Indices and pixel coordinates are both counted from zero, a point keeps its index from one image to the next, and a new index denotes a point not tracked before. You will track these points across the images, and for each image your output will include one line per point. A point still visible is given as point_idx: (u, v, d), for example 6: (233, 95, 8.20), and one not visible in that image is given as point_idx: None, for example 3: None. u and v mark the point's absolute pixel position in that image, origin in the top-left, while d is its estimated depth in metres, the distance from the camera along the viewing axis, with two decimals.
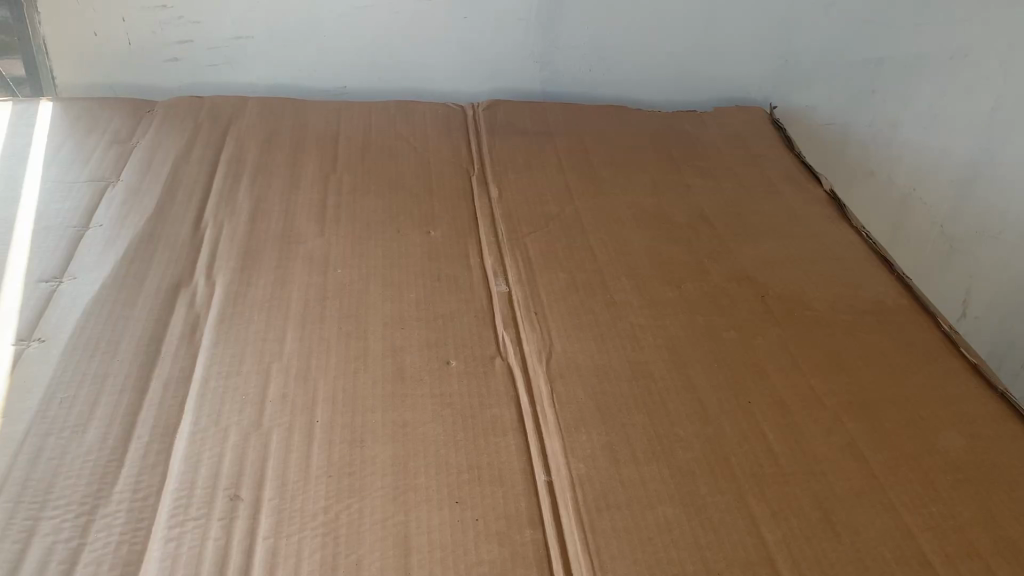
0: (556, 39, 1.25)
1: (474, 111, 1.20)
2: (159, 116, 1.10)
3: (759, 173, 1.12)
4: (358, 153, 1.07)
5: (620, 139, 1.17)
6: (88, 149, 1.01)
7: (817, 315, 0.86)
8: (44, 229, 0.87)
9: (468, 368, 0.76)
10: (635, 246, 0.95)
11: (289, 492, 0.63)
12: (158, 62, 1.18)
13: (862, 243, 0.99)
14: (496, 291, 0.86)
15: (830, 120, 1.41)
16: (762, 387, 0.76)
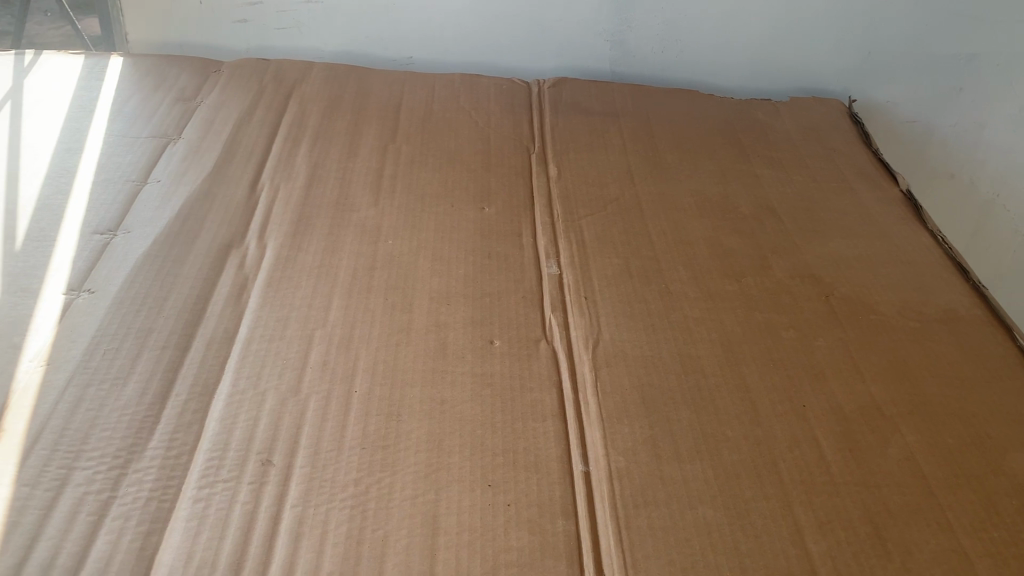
0: (629, 17, 1.21)
1: (540, 88, 1.18)
2: (225, 76, 1.10)
3: (832, 168, 1.07)
4: (418, 124, 1.06)
5: (689, 125, 1.13)
6: (152, 105, 1.02)
7: (883, 319, 0.81)
8: (104, 181, 0.88)
9: (512, 350, 0.74)
10: (694, 236, 0.91)
11: (321, 461, 0.62)
12: (229, 23, 1.18)
13: (937, 247, 0.94)
14: (547, 273, 0.84)
15: (912, 118, 1.34)
16: (818, 391, 0.72)
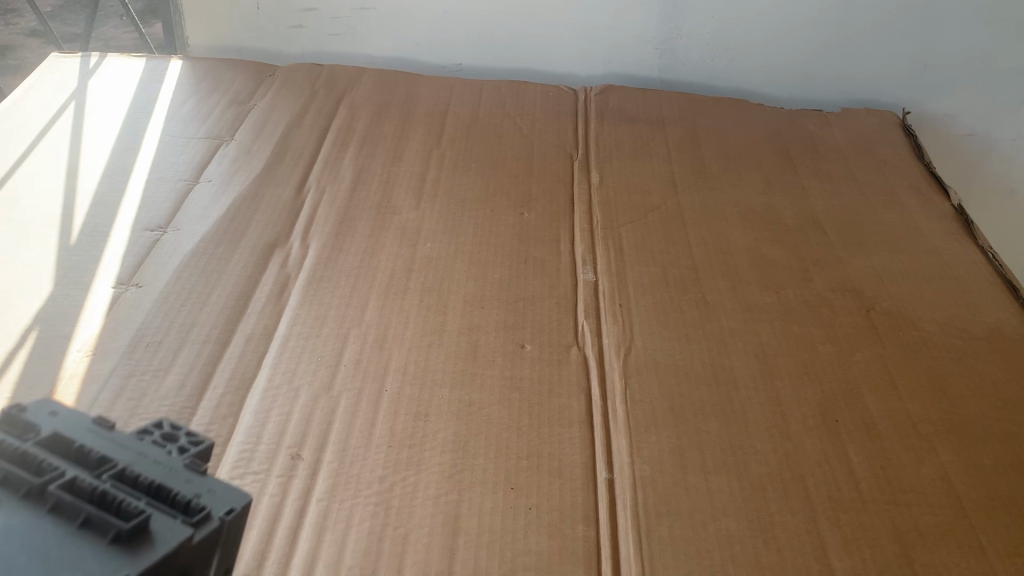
0: (678, 27, 1.18)
1: (586, 95, 1.17)
2: (278, 80, 1.13)
3: (882, 181, 1.05)
4: (464, 129, 1.07)
5: (736, 134, 1.12)
6: (208, 107, 1.05)
7: (925, 335, 0.80)
8: (157, 180, 0.91)
9: (543, 355, 0.74)
10: (735, 247, 0.91)
11: (348, 457, 0.63)
12: (284, 28, 1.20)
13: (987, 264, 0.91)
14: (582, 279, 0.84)
15: (969, 131, 1.26)
16: (853, 406, 0.71)
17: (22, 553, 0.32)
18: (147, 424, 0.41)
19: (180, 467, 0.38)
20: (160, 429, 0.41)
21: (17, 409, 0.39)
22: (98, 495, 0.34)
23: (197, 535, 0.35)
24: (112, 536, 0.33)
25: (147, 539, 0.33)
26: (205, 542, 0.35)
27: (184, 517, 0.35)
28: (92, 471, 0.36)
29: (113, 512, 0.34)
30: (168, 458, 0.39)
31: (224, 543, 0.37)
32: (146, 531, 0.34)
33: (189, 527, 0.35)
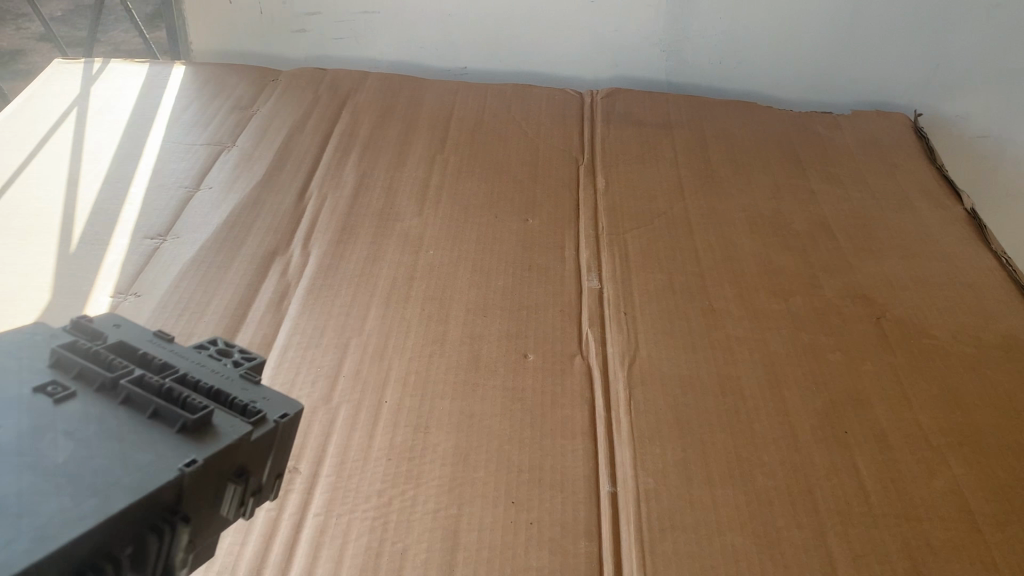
0: (686, 29, 1.16)
1: (593, 98, 1.16)
2: (282, 85, 1.12)
3: (893, 185, 1.03)
4: (468, 133, 1.06)
5: (745, 138, 1.10)
6: (210, 113, 1.05)
7: (937, 344, 0.78)
8: (158, 187, 0.90)
9: (546, 365, 0.73)
10: (743, 253, 0.89)
11: (346, 471, 0.62)
12: (288, 32, 1.19)
13: (1000, 270, 0.89)
14: (587, 287, 0.83)
15: (982, 133, 1.22)
16: (862, 416, 0.70)
17: (112, 421, 0.38)
18: (201, 344, 0.48)
19: (235, 377, 0.45)
20: (214, 346, 0.48)
21: (89, 320, 0.45)
22: (169, 389, 0.40)
23: (255, 429, 0.41)
24: (181, 423, 0.39)
25: (213, 428, 0.39)
26: (264, 438, 0.42)
27: (245, 413, 0.42)
28: (161, 372, 0.42)
29: (184, 403, 0.40)
30: (223, 368, 0.46)
31: (278, 447, 0.44)
32: (212, 421, 0.40)
33: (248, 421, 0.41)
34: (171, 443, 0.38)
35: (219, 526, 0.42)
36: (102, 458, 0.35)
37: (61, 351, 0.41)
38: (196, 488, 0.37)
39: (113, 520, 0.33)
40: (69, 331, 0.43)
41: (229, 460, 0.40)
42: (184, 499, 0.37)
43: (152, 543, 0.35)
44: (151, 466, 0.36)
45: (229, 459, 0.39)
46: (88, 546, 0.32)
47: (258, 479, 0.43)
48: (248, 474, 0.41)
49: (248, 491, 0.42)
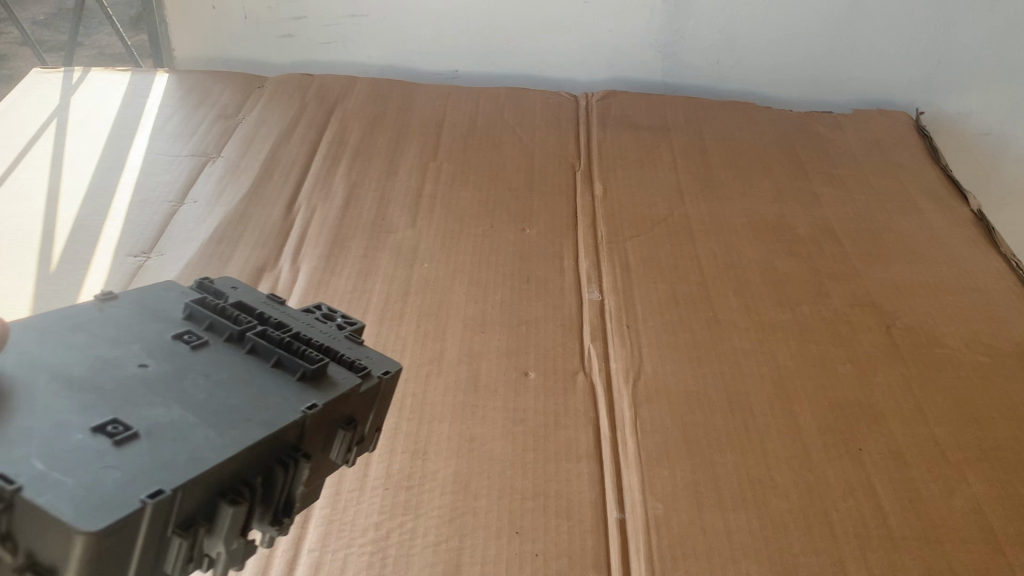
0: (682, 28, 1.13)
1: (588, 101, 1.13)
2: (268, 92, 1.09)
3: (897, 186, 1.01)
4: (461, 140, 1.03)
5: (744, 140, 1.07)
6: (195, 122, 1.02)
7: (950, 353, 0.75)
8: (142, 202, 0.87)
9: (548, 383, 0.70)
10: (746, 260, 0.87)
11: (342, 502, 0.59)
12: (273, 37, 1.15)
13: (1011, 273, 0.87)
14: (587, 299, 0.80)
15: (985, 130, 1.19)
16: (876, 432, 0.67)
17: (236, 367, 0.40)
18: (307, 306, 0.50)
19: (340, 339, 0.48)
20: (319, 310, 0.51)
21: (208, 281, 0.48)
22: (287, 343, 0.42)
23: (361, 383, 0.43)
24: (299, 373, 0.40)
25: (325, 380, 0.41)
26: (369, 392, 0.43)
27: (352, 368, 0.43)
28: (275, 328, 0.45)
29: (299, 355, 0.42)
30: (331, 330, 0.48)
31: (382, 401, 0.46)
32: (324, 375, 0.41)
33: (356, 376, 0.43)
34: (289, 390, 0.39)
35: (325, 474, 0.43)
36: (226, 402, 0.37)
37: (187, 306, 0.43)
38: (315, 432, 0.39)
39: (244, 455, 0.35)
40: (193, 291, 0.46)
41: (342, 407, 0.42)
42: (301, 442, 0.39)
43: (272, 481, 0.37)
44: (269, 411, 0.37)
45: (341, 407, 0.41)
46: (215, 479, 0.34)
47: (364, 430, 0.45)
48: (354, 425, 0.43)
49: (356, 441, 0.44)
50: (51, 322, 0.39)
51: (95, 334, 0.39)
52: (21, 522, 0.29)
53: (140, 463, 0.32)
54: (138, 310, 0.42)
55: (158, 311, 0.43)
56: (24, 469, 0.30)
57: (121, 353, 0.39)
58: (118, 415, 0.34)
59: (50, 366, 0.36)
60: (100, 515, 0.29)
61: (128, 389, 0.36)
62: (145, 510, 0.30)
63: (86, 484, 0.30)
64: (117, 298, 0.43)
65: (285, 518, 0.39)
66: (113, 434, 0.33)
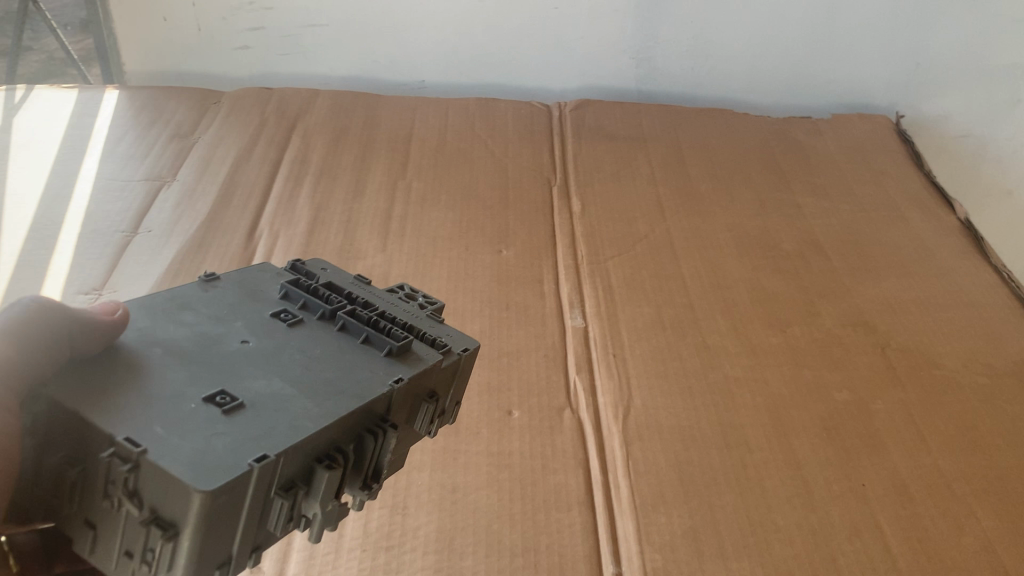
0: (656, 34, 1.10)
1: (560, 111, 1.09)
2: (225, 108, 1.03)
3: (881, 194, 0.98)
4: (430, 156, 0.99)
5: (723, 149, 1.04)
6: (147, 143, 0.96)
7: (948, 374, 0.72)
8: (92, 233, 0.82)
9: (533, 423, 0.66)
10: (733, 279, 0.83)
11: (316, 567, 0.54)
12: (229, 50, 1.09)
13: (1003, 286, 0.84)
14: (570, 326, 0.76)
15: (963, 133, 1.16)
16: (879, 465, 0.64)
17: (328, 343, 0.41)
18: (391, 287, 0.51)
19: (424, 317, 0.48)
20: (401, 291, 0.51)
21: (299, 262, 0.49)
22: (375, 321, 0.43)
23: (445, 359, 0.43)
24: (387, 350, 0.41)
25: (411, 356, 0.42)
26: (451, 368, 0.44)
27: (435, 345, 0.44)
28: (362, 305, 0.45)
29: (386, 332, 0.42)
30: (413, 309, 0.49)
31: (462, 377, 0.46)
32: (410, 351, 0.42)
33: (440, 352, 0.43)
34: (378, 365, 0.40)
35: (408, 446, 0.44)
36: (321, 374, 0.38)
37: (281, 285, 0.44)
38: (402, 405, 0.40)
39: (336, 425, 0.35)
40: (286, 269, 0.47)
41: (426, 382, 0.42)
42: (389, 414, 0.39)
43: (364, 450, 0.37)
44: (361, 384, 0.38)
45: (425, 381, 0.41)
46: (313, 447, 0.34)
47: (445, 404, 0.45)
48: (437, 399, 0.43)
49: (438, 414, 0.44)
50: (151, 298, 0.41)
51: (195, 310, 0.40)
52: (143, 481, 0.30)
53: (247, 430, 0.33)
54: (235, 289, 0.43)
55: (254, 290, 0.44)
56: (144, 434, 0.31)
57: (223, 330, 0.40)
58: (226, 386, 0.35)
59: (160, 340, 0.37)
60: (212, 478, 0.30)
61: (229, 361, 0.37)
62: (253, 474, 0.31)
63: (201, 449, 0.31)
64: (217, 277, 0.44)
65: (375, 486, 0.39)
66: (222, 404, 0.34)
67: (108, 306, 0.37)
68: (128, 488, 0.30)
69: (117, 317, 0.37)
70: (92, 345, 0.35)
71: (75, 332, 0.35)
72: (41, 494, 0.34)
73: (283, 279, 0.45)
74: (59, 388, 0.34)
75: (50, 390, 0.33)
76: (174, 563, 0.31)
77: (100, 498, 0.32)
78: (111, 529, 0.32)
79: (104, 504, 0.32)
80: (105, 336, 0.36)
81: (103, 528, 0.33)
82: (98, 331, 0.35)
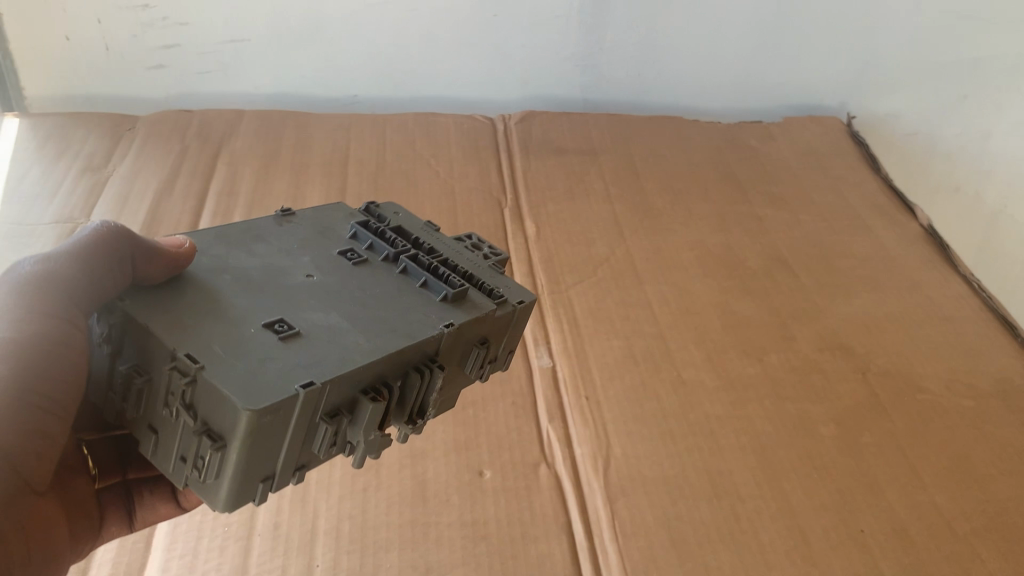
0: (601, 40, 1.05)
1: (505, 124, 1.03)
2: (141, 135, 0.94)
3: (841, 201, 0.96)
4: (370, 180, 0.92)
5: (676, 160, 1.00)
6: (55, 180, 0.86)
7: (932, 399, 0.70)
8: None
9: (507, 484, 0.60)
10: (702, 303, 0.79)
11: None
12: (141, 71, 0.98)
13: (974, 295, 0.83)
14: (536, 367, 0.71)
15: (912, 129, 1.16)
16: (874, 506, 0.60)
17: (386, 283, 0.44)
18: (458, 236, 0.53)
19: (485, 267, 0.50)
20: (469, 240, 0.54)
21: (374, 206, 0.52)
22: (434, 267, 0.45)
23: (499, 309, 0.45)
24: (442, 296, 0.43)
25: (465, 302, 0.44)
26: (505, 318, 0.46)
27: (491, 295, 0.46)
28: (426, 252, 0.48)
29: (443, 279, 0.44)
30: (476, 257, 0.51)
31: (517, 328, 0.48)
32: (465, 298, 0.44)
33: (494, 303, 0.45)
34: (432, 308, 0.42)
35: (461, 386, 0.46)
36: (378, 314, 0.40)
37: (351, 225, 0.48)
38: (452, 348, 0.42)
39: (385, 361, 0.38)
40: (360, 211, 0.50)
41: (478, 329, 0.44)
42: (438, 356, 0.41)
43: (410, 385, 0.40)
44: (413, 325, 0.40)
45: (475, 329, 0.43)
46: (360, 379, 0.37)
47: (497, 351, 0.47)
48: (490, 345, 0.45)
49: (488, 360, 0.46)
50: (228, 230, 0.45)
51: (267, 242, 0.44)
52: (198, 394, 0.34)
53: (295, 358, 0.36)
54: (313, 225, 0.47)
55: (328, 229, 0.48)
56: (205, 352, 0.34)
57: (294, 263, 0.43)
58: (285, 315, 0.39)
59: (231, 268, 0.41)
60: (259, 397, 0.33)
61: (299, 292, 0.41)
62: (297, 397, 0.34)
63: (252, 371, 0.34)
64: (293, 214, 0.48)
65: (419, 421, 0.42)
66: (279, 331, 0.37)
67: (175, 241, 0.40)
68: (185, 401, 0.34)
69: (184, 250, 0.40)
70: (157, 275, 0.38)
71: (143, 258, 0.38)
72: (114, 401, 0.38)
73: (356, 220, 0.49)
74: (133, 304, 0.37)
75: (125, 305, 0.37)
76: (221, 471, 0.34)
77: (161, 406, 0.35)
78: (168, 436, 0.36)
79: (164, 411, 0.35)
80: (174, 266, 0.39)
81: (163, 433, 0.36)
82: (165, 259, 0.38)
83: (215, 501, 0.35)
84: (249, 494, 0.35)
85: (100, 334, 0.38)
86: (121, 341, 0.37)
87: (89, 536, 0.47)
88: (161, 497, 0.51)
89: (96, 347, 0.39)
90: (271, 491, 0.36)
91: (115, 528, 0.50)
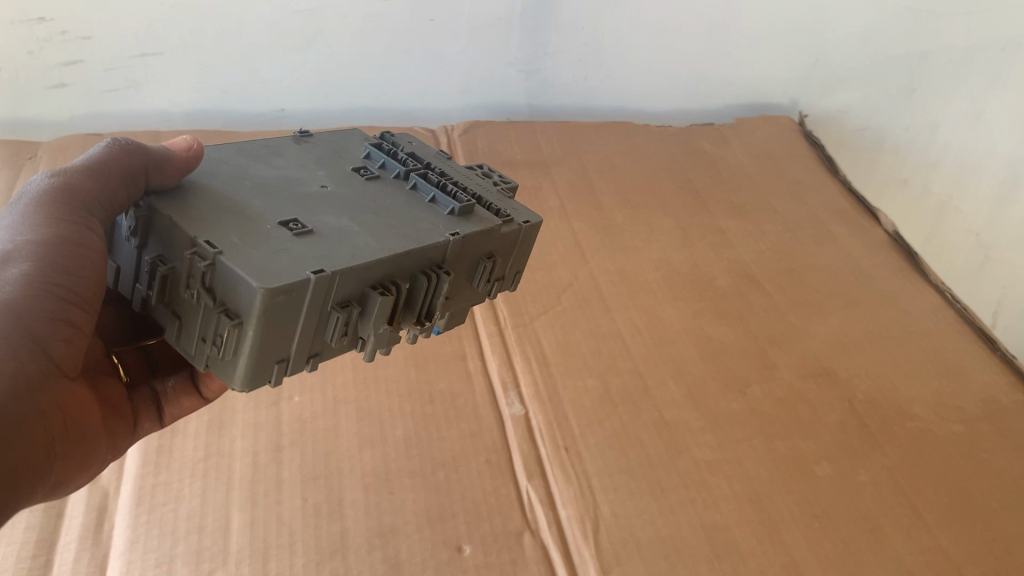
0: (544, 44, 0.99)
1: (448, 136, 0.95)
2: (46, 164, 0.83)
3: (803, 209, 0.93)
4: None
5: (632, 170, 0.95)
6: None
7: (921, 425, 0.68)
8: None
9: (489, 561, 0.54)
10: (675, 331, 0.74)
11: None
12: (39, 90, 0.85)
13: (948, 307, 0.82)
14: (508, 417, 0.65)
15: (861, 125, 1.14)
16: (881, 554, 0.57)
17: (396, 197, 0.43)
18: (472, 166, 0.53)
19: (495, 191, 0.49)
20: (482, 169, 0.53)
21: (391, 134, 0.52)
22: (443, 184, 0.44)
23: (506, 226, 0.44)
24: (449, 209, 0.43)
25: (471, 217, 0.43)
26: (512, 237, 0.44)
27: (497, 214, 0.44)
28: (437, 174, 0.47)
29: (451, 195, 0.44)
30: (487, 183, 0.50)
31: (525, 249, 0.46)
32: (471, 213, 0.43)
33: (501, 220, 0.44)
34: (438, 219, 0.42)
35: (470, 303, 0.46)
36: (387, 220, 0.40)
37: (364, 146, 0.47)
38: (458, 257, 0.42)
39: (394, 260, 0.37)
40: (374, 135, 0.50)
41: (484, 244, 0.43)
42: (445, 263, 0.41)
43: (419, 288, 0.39)
44: (420, 231, 0.40)
45: (481, 243, 0.43)
46: (370, 272, 0.37)
47: (503, 271, 0.46)
48: (497, 261, 0.45)
49: (495, 277, 0.45)
50: (247, 145, 0.44)
51: (284, 157, 0.44)
52: (217, 277, 0.33)
53: (306, 249, 0.35)
54: (330, 143, 0.47)
55: (344, 147, 0.48)
56: (224, 240, 0.34)
57: (308, 175, 0.43)
58: (300, 216, 0.38)
59: (251, 175, 0.41)
60: (272, 278, 0.33)
61: (311, 198, 0.41)
62: (309, 283, 0.33)
63: (266, 258, 0.34)
64: (310, 136, 0.48)
65: (428, 325, 0.42)
66: (293, 229, 0.37)
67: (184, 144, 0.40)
68: (205, 283, 0.34)
69: (194, 151, 0.40)
70: (172, 177, 0.39)
71: (155, 162, 0.38)
72: (136, 291, 0.38)
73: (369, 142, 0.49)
74: (158, 199, 0.37)
75: (152, 203, 0.37)
76: (239, 348, 0.34)
77: (182, 291, 0.35)
78: (189, 319, 0.36)
79: (186, 295, 0.35)
80: (184, 165, 0.39)
81: (185, 319, 0.36)
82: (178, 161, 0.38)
83: (233, 380, 0.35)
84: (266, 376, 0.36)
85: (127, 228, 0.38)
86: (145, 234, 0.37)
87: (123, 434, 0.48)
88: (184, 392, 0.53)
89: (123, 239, 0.39)
90: (285, 375, 0.37)
91: (148, 425, 0.52)
